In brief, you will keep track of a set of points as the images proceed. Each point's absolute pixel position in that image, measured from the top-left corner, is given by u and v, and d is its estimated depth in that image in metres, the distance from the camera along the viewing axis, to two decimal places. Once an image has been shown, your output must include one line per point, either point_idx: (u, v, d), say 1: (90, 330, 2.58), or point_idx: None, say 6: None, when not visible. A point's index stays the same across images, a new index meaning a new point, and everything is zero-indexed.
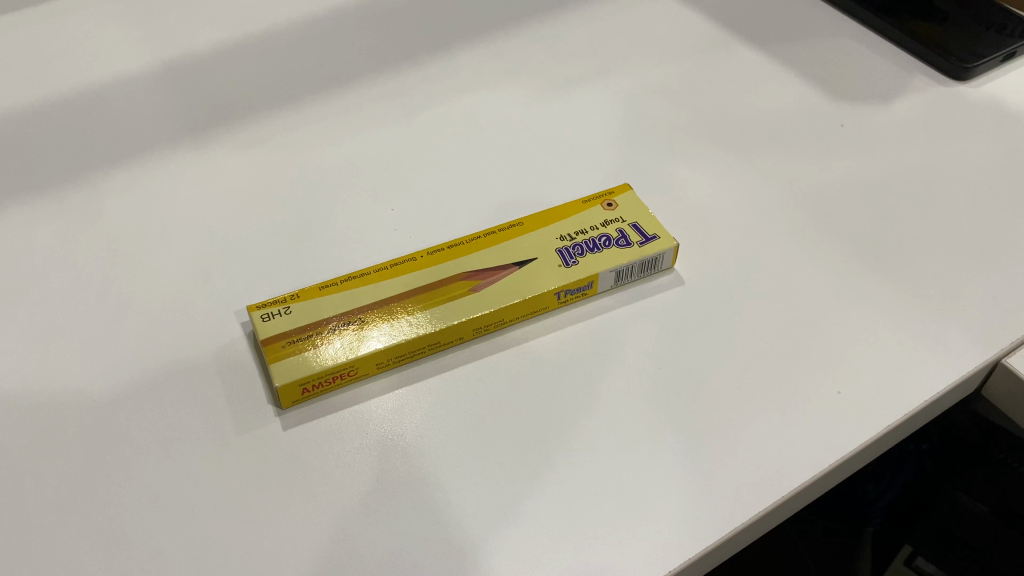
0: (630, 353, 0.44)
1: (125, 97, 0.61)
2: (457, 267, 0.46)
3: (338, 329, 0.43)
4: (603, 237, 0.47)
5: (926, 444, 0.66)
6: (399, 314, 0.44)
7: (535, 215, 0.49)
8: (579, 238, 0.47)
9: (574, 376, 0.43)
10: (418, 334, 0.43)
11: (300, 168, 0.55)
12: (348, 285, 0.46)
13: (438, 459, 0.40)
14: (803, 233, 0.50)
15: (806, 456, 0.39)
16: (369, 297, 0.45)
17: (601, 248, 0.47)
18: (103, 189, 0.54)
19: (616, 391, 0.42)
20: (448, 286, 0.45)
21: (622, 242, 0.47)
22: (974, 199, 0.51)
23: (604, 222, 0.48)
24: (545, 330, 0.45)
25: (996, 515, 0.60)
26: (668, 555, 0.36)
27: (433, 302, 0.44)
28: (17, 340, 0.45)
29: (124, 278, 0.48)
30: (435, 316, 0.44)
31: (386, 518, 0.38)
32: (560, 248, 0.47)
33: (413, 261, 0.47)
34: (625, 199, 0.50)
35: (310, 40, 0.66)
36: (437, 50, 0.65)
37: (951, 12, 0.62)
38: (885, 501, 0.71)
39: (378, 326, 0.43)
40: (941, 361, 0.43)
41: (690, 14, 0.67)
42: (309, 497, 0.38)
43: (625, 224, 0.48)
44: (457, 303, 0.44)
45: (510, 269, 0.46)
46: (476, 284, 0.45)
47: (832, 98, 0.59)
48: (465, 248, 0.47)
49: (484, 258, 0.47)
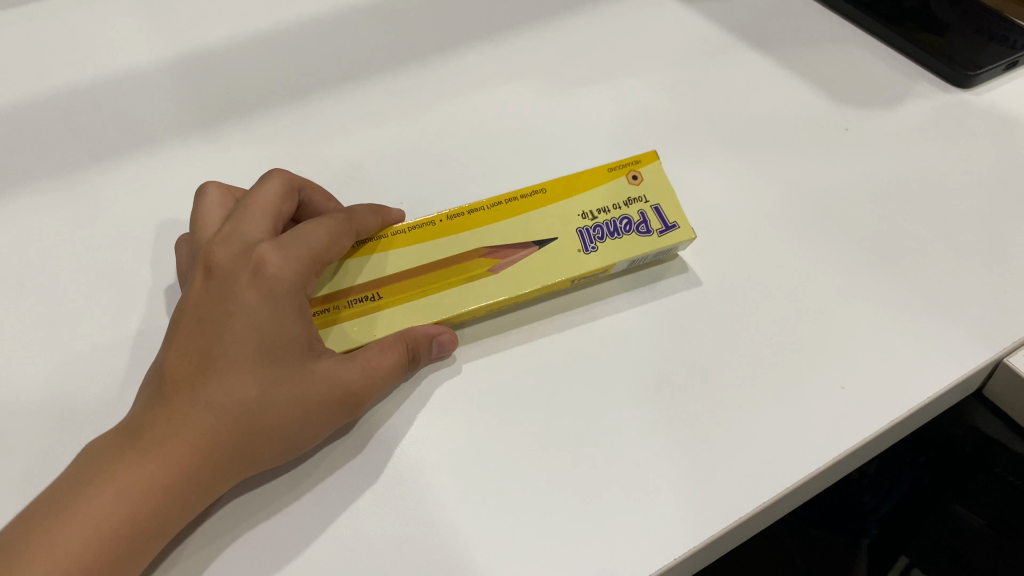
0: (634, 343, 0.44)
1: (136, 85, 0.61)
2: (476, 240, 0.46)
3: (354, 304, 0.44)
4: (625, 219, 0.47)
5: (923, 455, 0.65)
6: (419, 293, 0.45)
7: (562, 182, 0.49)
8: (602, 218, 0.48)
9: (581, 364, 0.43)
10: (437, 313, 0.44)
11: (311, 161, 0.57)
12: (366, 251, 0.46)
13: (444, 445, 0.40)
14: (808, 232, 0.50)
15: (808, 446, 0.40)
16: (391, 267, 0.45)
17: (621, 233, 0.47)
18: (116, 178, 0.55)
19: (622, 380, 0.42)
20: (466, 264, 0.46)
21: (642, 227, 0.47)
22: (977, 202, 0.52)
23: (628, 200, 0.48)
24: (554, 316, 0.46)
25: (993, 529, 0.57)
26: (674, 542, 0.36)
27: (453, 280, 0.45)
28: (35, 331, 0.47)
29: (139, 275, 0.50)
30: (453, 298, 0.44)
31: (395, 503, 0.38)
32: (582, 228, 0.47)
33: (436, 227, 0.47)
34: (650, 171, 0.49)
35: (324, 34, 0.66)
36: (447, 47, 0.65)
37: (952, 23, 0.63)
38: (883, 512, 0.67)
39: (398, 304, 0.44)
40: (943, 357, 0.43)
41: (698, 18, 0.68)
42: (316, 478, 0.39)
43: (647, 206, 0.48)
44: (475, 284, 0.45)
45: (530, 248, 0.46)
46: (497, 263, 0.46)
47: (833, 101, 0.60)
48: (489, 217, 0.47)
49: (506, 231, 0.47)
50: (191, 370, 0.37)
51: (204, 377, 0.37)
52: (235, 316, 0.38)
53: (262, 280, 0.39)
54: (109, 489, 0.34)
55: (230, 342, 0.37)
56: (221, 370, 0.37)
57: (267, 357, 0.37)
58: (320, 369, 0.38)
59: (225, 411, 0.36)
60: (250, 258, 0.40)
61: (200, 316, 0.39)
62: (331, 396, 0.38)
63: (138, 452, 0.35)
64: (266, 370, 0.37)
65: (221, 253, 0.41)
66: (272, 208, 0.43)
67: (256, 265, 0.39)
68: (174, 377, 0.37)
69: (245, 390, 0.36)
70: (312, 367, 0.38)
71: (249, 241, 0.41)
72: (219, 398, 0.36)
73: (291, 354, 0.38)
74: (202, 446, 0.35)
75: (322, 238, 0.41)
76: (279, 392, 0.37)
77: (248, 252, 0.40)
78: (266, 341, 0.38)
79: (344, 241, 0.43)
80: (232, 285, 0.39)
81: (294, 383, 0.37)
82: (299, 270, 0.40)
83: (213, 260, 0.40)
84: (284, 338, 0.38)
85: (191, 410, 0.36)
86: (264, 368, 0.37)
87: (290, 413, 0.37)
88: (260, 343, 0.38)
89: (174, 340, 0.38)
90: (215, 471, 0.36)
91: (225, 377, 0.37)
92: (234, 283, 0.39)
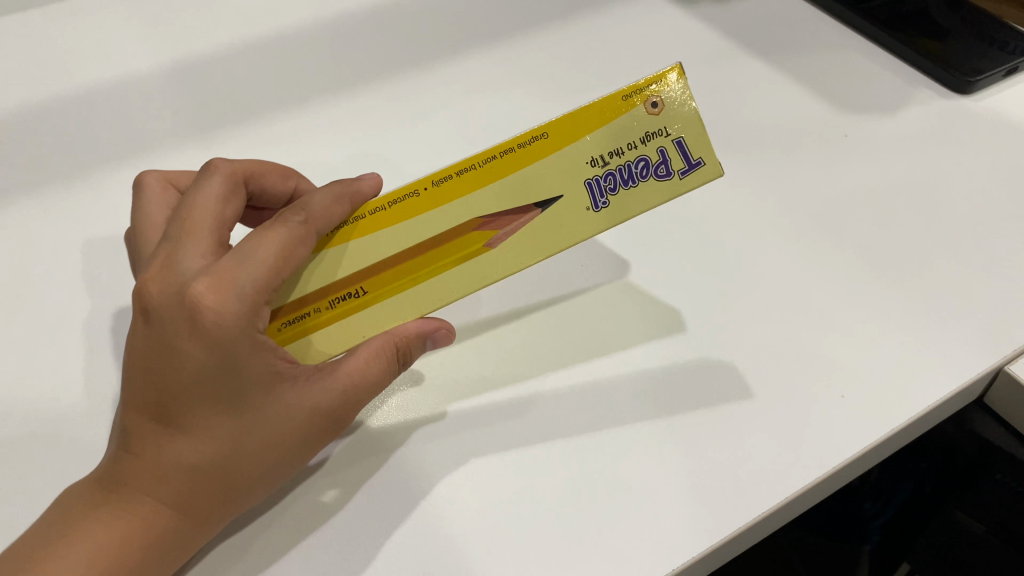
0: (627, 352, 0.45)
1: (139, 92, 0.62)
2: (462, 212, 0.39)
3: (335, 305, 0.39)
4: (642, 161, 0.39)
5: (925, 462, 0.63)
6: (409, 278, 0.40)
7: (562, 121, 0.39)
8: (614, 163, 0.39)
9: (580, 381, 0.44)
10: (435, 296, 0.40)
11: (311, 167, 0.57)
12: (339, 236, 0.39)
13: (447, 456, 0.42)
14: (807, 240, 0.50)
15: (806, 455, 0.40)
16: (371, 253, 0.39)
17: (637, 181, 0.40)
18: (117, 184, 0.56)
19: (614, 387, 0.44)
20: (456, 241, 0.39)
21: (662, 169, 0.39)
22: (978, 209, 0.51)
23: (646, 135, 0.39)
24: (554, 331, 0.47)
25: (996, 536, 0.55)
26: (672, 552, 0.37)
27: (446, 260, 0.40)
28: (35, 336, 0.47)
29: None
30: (449, 281, 0.40)
31: (402, 514, 0.40)
32: (590, 180, 0.39)
33: (415, 196, 0.39)
34: (673, 91, 0.39)
35: (326, 41, 0.67)
36: (448, 54, 0.66)
37: (953, 29, 0.63)
38: (885, 519, 0.67)
39: (387, 292, 0.40)
40: (943, 365, 0.43)
41: (698, 25, 0.68)
42: (330, 502, 0.40)
43: (669, 140, 0.39)
44: (470, 264, 0.40)
45: (530, 214, 0.39)
46: (492, 237, 0.40)
47: (832, 108, 0.60)
48: (474, 178, 0.39)
49: (499, 195, 0.39)
50: (156, 418, 0.37)
51: (171, 425, 0.36)
52: (185, 369, 0.36)
53: (203, 329, 0.35)
54: (97, 543, 0.36)
55: (188, 389, 0.36)
56: (186, 417, 0.36)
57: (233, 398, 0.37)
58: (289, 399, 0.37)
59: (197, 457, 0.36)
60: (186, 299, 0.36)
61: (151, 363, 0.36)
62: (308, 425, 0.38)
63: (122, 502, 0.36)
64: (235, 412, 0.37)
65: (157, 290, 0.37)
66: (213, 218, 0.39)
67: (191, 312, 0.35)
68: (141, 426, 0.37)
69: (216, 435, 0.37)
70: (281, 400, 0.37)
71: (185, 271, 0.37)
72: (188, 458, 0.36)
73: (255, 395, 0.37)
74: (180, 493, 0.36)
75: (268, 259, 0.36)
76: (251, 431, 0.37)
77: (183, 288, 0.36)
78: (224, 384, 0.36)
79: (298, 252, 0.37)
80: (175, 331, 0.36)
81: (265, 426, 0.37)
82: (243, 304, 0.36)
83: (151, 299, 0.37)
84: (244, 380, 0.36)
85: (164, 459, 0.36)
86: (230, 421, 0.37)
87: (268, 453, 0.37)
88: (219, 388, 0.36)
89: (131, 393, 0.37)
90: (193, 514, 0.37)
91: (191, 436, 0.36)
92: (177, 328, 0.36)
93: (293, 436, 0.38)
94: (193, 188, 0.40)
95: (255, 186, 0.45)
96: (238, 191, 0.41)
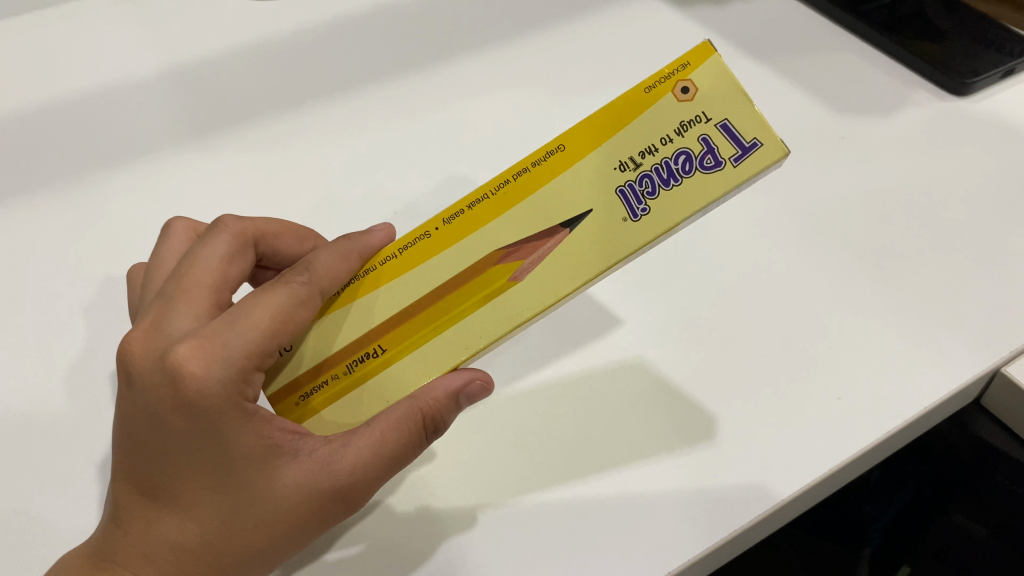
0: (646, 385, 0.44)
1: (130, 96, 0.61)
2: (482, 243, 0.38)
3: (360, 365, 0.38)
4: (681, 154, 0.36)
5: (924, 465, 0.61)
6: (436, 323, 0.37)
7: (577, 132, 0.38)
8: (647, 162, 0.37)
9: (616, 441, 0.41)
10: (468, 343, 0.37)
11: (304, 170, 0.56)
12: (361, 287, 0.38)
13: (465, 491, 0.41)
14: (804, 242, 0.50)
15: (804, 459, 0.40)
16: (393, 304, 0.38)
17: (681, 176, 0.36)
18: (107, 189, 0.55)
19: (647, 438, 0.41)
20: (481, 277, 0.37)
21: (709, 158, 0.36)
22: (975, 209, 0.51)
23: (681, 125, 0.36)
24: (588, 379, 0.44)
25: (995, 537, 0.56)
26: (669, 555, 0.37)
27: (473, 300, 0.37)
28: (26, 344, 0.47)
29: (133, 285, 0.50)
30: (478, 323, 0.37)
31: (420, 546, 0.39)
32: (623, 187, 0.37)
33: (432, 235, 0.38)
34: (704, 72, 0.36)
35: (319, 44, 0.66)
36: (443, 56, 0.65)
37: (949, 32, 0.63)
38: (885, 521, 0.66)
39: (414, 345, 0.38)
40: (942, 367, 0.43)
41: (693, 27, 0.67)
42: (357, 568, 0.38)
43: (710, 125, 0.36)
44: (499, 301, 0.37)
45: (557, 235, 0.37)
46: (518, 268, 0.37)
47: (828, 109, 0.59)
48: (491, 209, 0.38)
49: (520, 222, 0.37)
50: (144, 493, 0.35)
51: (159, 501, 0.35)
52: (173, 441, 0.34)
53: (186, 398, 0.34)
54: None
55: (176, 462, 0.35)
56: (173, 493, 0.35)
57: (224, 473, 0.34)
58: (285, 477, 0.35)
59: (186, 537, 0.34)
60: (168, 363, 0.34)
61: (141, 435, 0.35)
62: (306, 505, 0.35)
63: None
64: (226, 489, 0.35)
65: (143, 354, 0.35)
66: (211, 278, 0.37)
67: (173, 380, 0.34)
68: (129, 501, 0.35)
69: (204, 512, 0.34)
70: (274, 477, 0.35)
71: (174, 334, 0.35)
72: (175, 537, 0.34)
73: (246, 470, 0.35)
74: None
75: (263, 322, 0.35)
76: (243, 510, 0.35)
77: (167, 352, 0.34)
78: (213, 457, 0.34)
79: (300, 315, 0.36)
80: (160, 401, 0.34)
81: (255, 507, 0.35)
82: (229, 372, 0.34)
83: (138, 365, 0.35)
84: (234, 452, 0.34)
85: (150, 539, 0.35)
86: (218, 498, 0.34)
87: (263, 534, 0.35)
88: (208, 461, 0.34)
89: (121, 467, 0.36)
90: None
91: (179, 515, 0.35)
92: (162, 398, 0.34)
93: (289, 515, 0.35)
94: (195, 247, 0.39)
95: (267, 249, 0.43)
96: (245, 252, 0.40)
